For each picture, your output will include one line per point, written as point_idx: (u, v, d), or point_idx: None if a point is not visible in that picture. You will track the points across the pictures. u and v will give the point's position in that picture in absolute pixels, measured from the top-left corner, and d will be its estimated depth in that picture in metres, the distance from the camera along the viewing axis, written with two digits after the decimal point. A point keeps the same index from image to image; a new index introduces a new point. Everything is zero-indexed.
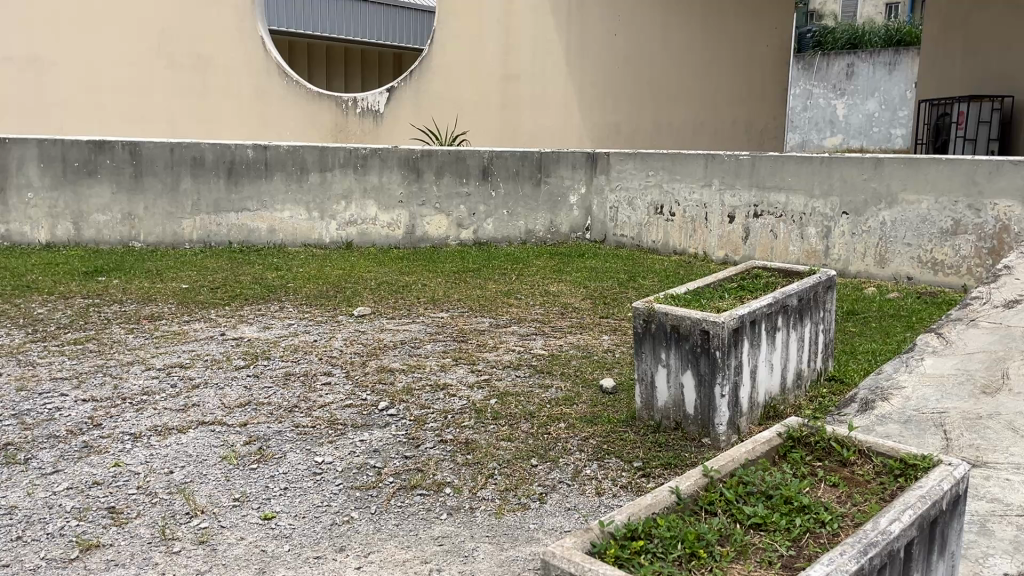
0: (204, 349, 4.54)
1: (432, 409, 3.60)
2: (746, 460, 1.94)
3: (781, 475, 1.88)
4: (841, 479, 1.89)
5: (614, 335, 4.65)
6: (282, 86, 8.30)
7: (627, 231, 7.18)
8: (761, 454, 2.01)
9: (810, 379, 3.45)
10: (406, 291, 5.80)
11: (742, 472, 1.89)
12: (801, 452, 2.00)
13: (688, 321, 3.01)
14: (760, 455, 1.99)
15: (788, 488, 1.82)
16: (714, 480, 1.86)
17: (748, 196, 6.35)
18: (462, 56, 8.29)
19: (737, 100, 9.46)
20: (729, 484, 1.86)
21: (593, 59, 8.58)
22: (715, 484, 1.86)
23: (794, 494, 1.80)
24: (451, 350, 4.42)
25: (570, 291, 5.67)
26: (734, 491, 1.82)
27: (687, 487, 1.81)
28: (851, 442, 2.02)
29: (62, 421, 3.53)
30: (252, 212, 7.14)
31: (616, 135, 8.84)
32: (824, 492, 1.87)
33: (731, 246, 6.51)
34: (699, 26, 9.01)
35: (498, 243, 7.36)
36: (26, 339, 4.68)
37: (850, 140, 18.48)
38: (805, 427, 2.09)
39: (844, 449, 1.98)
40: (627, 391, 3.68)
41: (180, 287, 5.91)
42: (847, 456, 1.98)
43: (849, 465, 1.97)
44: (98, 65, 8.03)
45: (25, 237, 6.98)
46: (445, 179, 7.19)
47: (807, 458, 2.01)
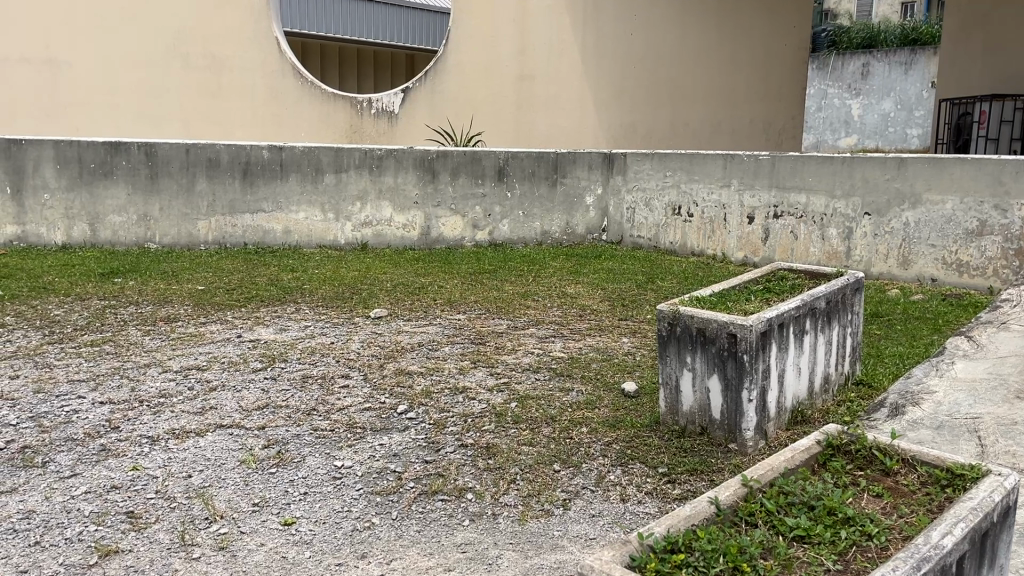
0: (221, 351, 4.51)
1: (452, 413, 3.56)
2: (786, 470, 1.91)
3: (823, 486, 1.83)
4: (885, 489, 1.84)
5: (633, 337, 4.60)
6: (297, 86, 8.29)
7: (644, 232, 7.11)
8: (801, 462, 1.96)
9: (837, 383, 3.38)
10: (423, 292, 5.76)
11: (782, 482, 1.85)
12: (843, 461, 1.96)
13: (714, 323, 2.96)
14: (800, 464, 1.95)
15: (831, 499, 1.78)
16: (754, 489, 1.82)
17: (768, 196, 6.27)
18: (477, 57, 8.25)
19: (755, 99, 9.40)
20: (769, 494, 1.82)
21: (609, 59, 8.50)
22: (755, 495, 1.82)
23: (837, 505, 1.75)
24: (469, 352, 4.38)
25: (588, 293, 5.61)
26: (774, 502, 1.77)
27: (727, 497, 1.78)
28: (894, 451, 1.98)
29: (81, 423, 3.51)
30: (268, 213, 7.12)
31: (633, 136, 8.76)
32: (868, 502, 1.82)
33: (750, 247, 6.44)
34: (715, 25, 8.95)
35: (514, 244, 7.31)
36: (43, 341, 4.68)
37: (865, 140, 18.34)
38: (845, 435, 2.06)
39: (888, 458, 1.94)
40: (650, 395, 3.62)
41: (196, 288, 5.90)
42: (891, 465, 1.94)
43: (892, 474, 1.92)
44: (114, 67, 8.03)
45: (41, 238, 6.98)
46: (460, 179, 7.14)
47: (847, 467, 1.97)
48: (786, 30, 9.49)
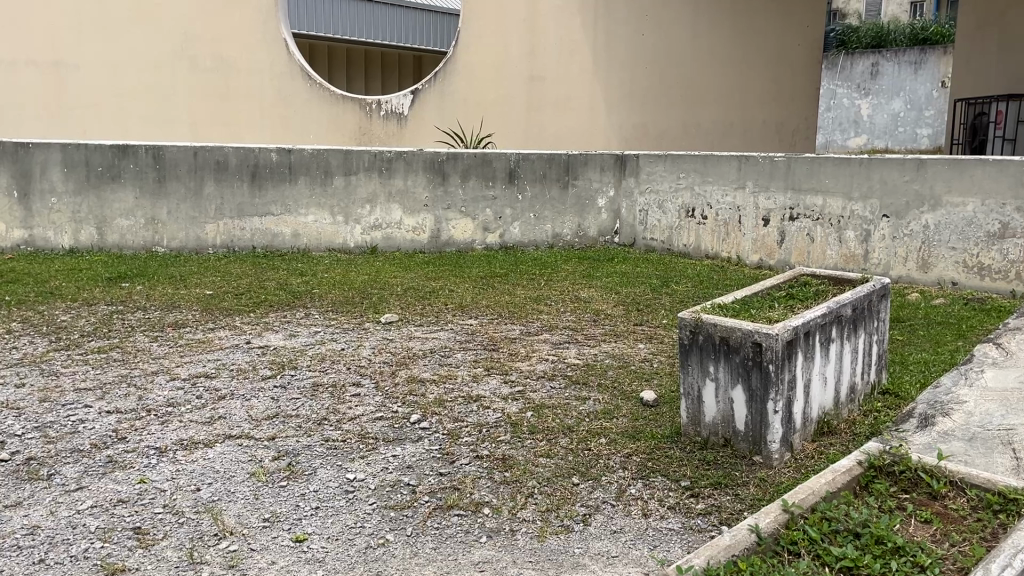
0: (229, 358, 4.43)
1: (466, 423, 3.46)
2: (830, 494, 2.13)
3: (868, 513, 2.04)
4: (934, 515, 2.07)
5: (649, 343, 4.50)
6: (305, 88, 8.23)
7: (657, 234, 7.01)
8: (846, 486, 2.20)
9: (863, 393, 3.28)
10: (434, 297, 5.68)
11: (826, 509, 2.06)
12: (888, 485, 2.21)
13: (739, 332, 2.86)
14: (845, 488, 2.19)
15: (878, 526, 1.98)
16: (797, 514, 2.04)
17: (784, 198, 6.17)
18: (486, 57, 8.17)
19: (767, 100, 9.31)
20: (812, 521, 2.02)
21: (620, 59, 8.40)
22: (798, 521, 2.03)
23: (885, 533, 1.95)
24: (482, 359, 4.28)
25: (602, 297, 5.52)
26: (819, 530, 1.97)
27: (769, 527, 1.97)
28: (941, 474, 2.23)
29: (87, 434, 3.43)
30: (276, 217, 7.05)
31: (644, 136, 8.66)
32: (918, 528, 2.05)
33: (765, 250, 6.33)
34: (727, 23, 8.84)
35: (525, 247, 7.21)
36: (49, 348, 4.60)
37: (875, 140, 18.17)
38: (888, 457, 2.31)
39: (935, 481, 2.19)
40: (669, 404, 3.52)
41: (204, 292, 5.82)
42: (938, 488, 2.19)
43: (940, 497, 2.17)
44: (121, 69, 7.97)
45: (48, 242, 6.93)
46: (470, 182, 7.06)
47: (892, 491, 2.21)
48: (798, 29, 9.41)
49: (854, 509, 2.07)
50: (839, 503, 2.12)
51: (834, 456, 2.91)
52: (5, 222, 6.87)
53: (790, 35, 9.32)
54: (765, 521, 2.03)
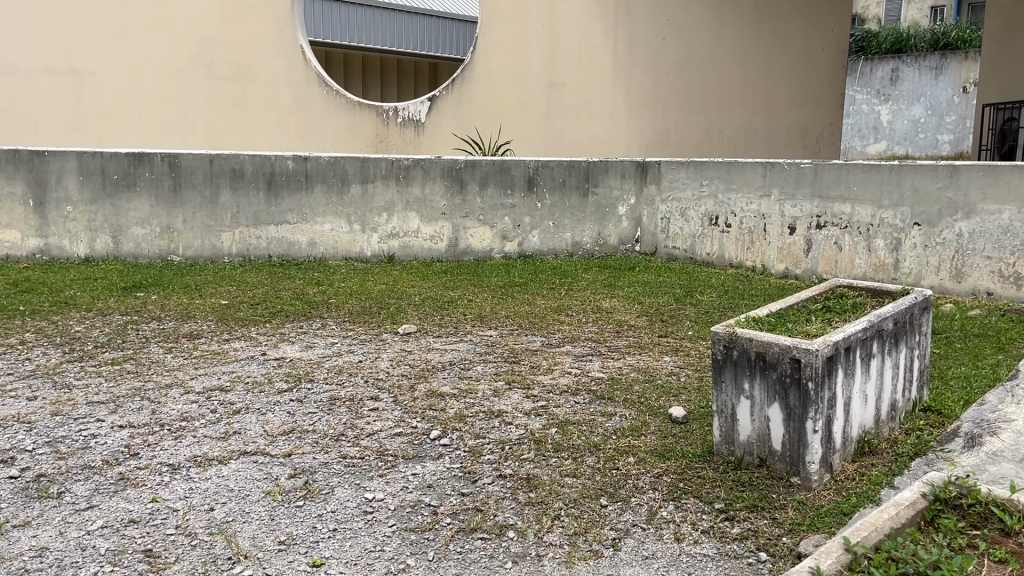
0: (245, 370, 4.33)
1: (488, 439, 3.34)
2: (892, 532, 2.02)
3: (937, 551, 1.92)
4: (1008, 555, 1.97)
5: (676, 357, 4.36)
6: (322, 95, 8.17)
7: (679, 243, 6.87)
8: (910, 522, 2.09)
9: (904, 411, 3.14)
10: (452, 307, 5.56)
11: (891, 547, 1.94)
12: (956, 519, 2.10)
13: (776, 347, 2.73)
14: (909, 525, 2.07)
15: (949, 565, 1.86)
16: (860, 555, 1.92)
17: (810, 206, 6.02)
18: (505, 62, 8.05)
19: (791, 106, 9.15)
20: (877, 561, 1.90)
21: (640, 65, 8.28)
22: (861, 561, 1.91)
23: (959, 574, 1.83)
24: (503, 372, 4.16)
25: (625, 308, 5.38)
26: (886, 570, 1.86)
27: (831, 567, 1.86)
28: (1011, 509, 2.12)
29: (99, 450, 3.34)
30: (293, 225, 6.96)
31: (666, 143, 8.53)
32: (991, 568, 1.94)
33: (791, 259, 6.18)
34: (749, 27, 8.71)
35: (544, 256, 7.09)
36: (63, 359, 4.53)
37: (895, 146, 17.91)
38: (952, 488, 2.20)
39: (1007, 517, 2.08)
40: (700, 421, 3.39)
41: (219, 302, 5.74)
42: (1010, 524, 2.08)
43: (1012, 534, 2.06)
44: (137, 76, 7.94)
45: (64, 251, 6.89)
46: (489, 190, 6.95)
47: (960, 526, 2.10)
48: (821, 34, 9.25)
49: (922, 549, 1.95)
50: (905, 542, 2.00)
51: (877, 478, 2.77)
52: (21, 231, 6.84)
53: (812, 39, 9.17)
54: (827, 561, 1.91)
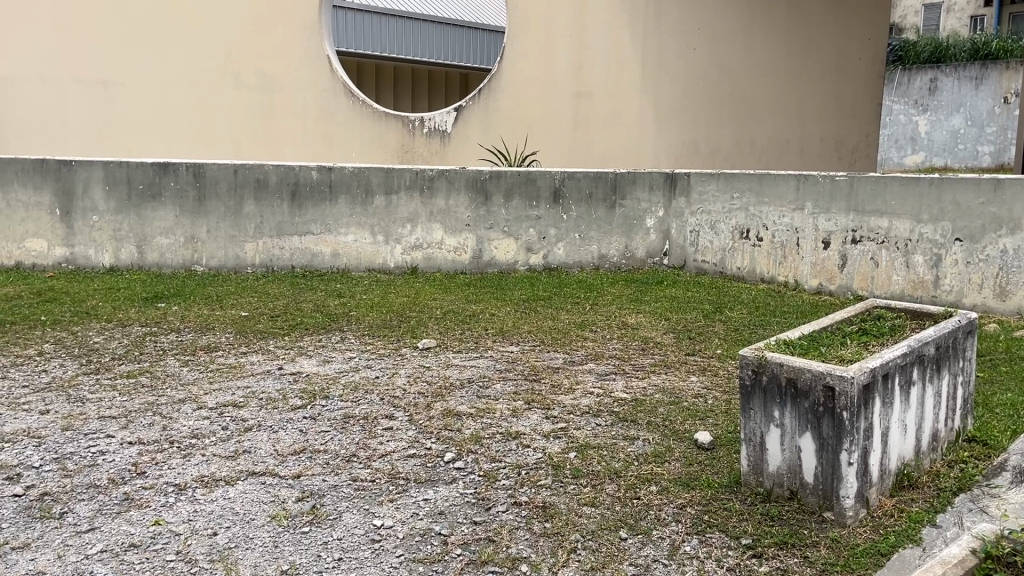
0: (260, 385, 4.24)
1: (504, 463, 3.21)
2: None
3: None
4: None
5: (703, 377, 4.19)
6: (348, 105, 8.11)
7: (709, 257, 6.68)
8: None
9: (946, 441, 2.96)
10: (473, 321, 5.43)
11: None
12: None
13: (808, 373, 2.56)
14: None
15: None
16: None
17: (846, 220, 5.81)
18: (532, 73, 7.92)
19: (825, 116, 8.92)
20: None
21: (670, 75, 8.12)
22: None
23: None
24: (523, 391, 4.02)
25: (651, 324, 5.21)
26: None
27: None
28: None
29: (105, 467, 3.26)
30: (316, 236, 6.90)
31: (696, 155, 8.34)
32: None
33: (825, 275, 5.97)
34: (783, 35, 8.51)
35: (569, 269, 6.92)
36: (79, 372, 4.48)
37: (933, 158, 17.35)
38: None
39: None
40: (727, 448, 3.22)
41: (240, 314, 5.68)
42: None
43: None
44: (164, 87, 8.00)
45: (89, 260, 6.90)
46: (514, 201, 6.82)
47: None
48: (857, 42, 9.01)
49: None
50: None
51: (917, 515, 2.59)
52: (48, 240, 6.88)
53: (847, 48, 8.94)
54: None
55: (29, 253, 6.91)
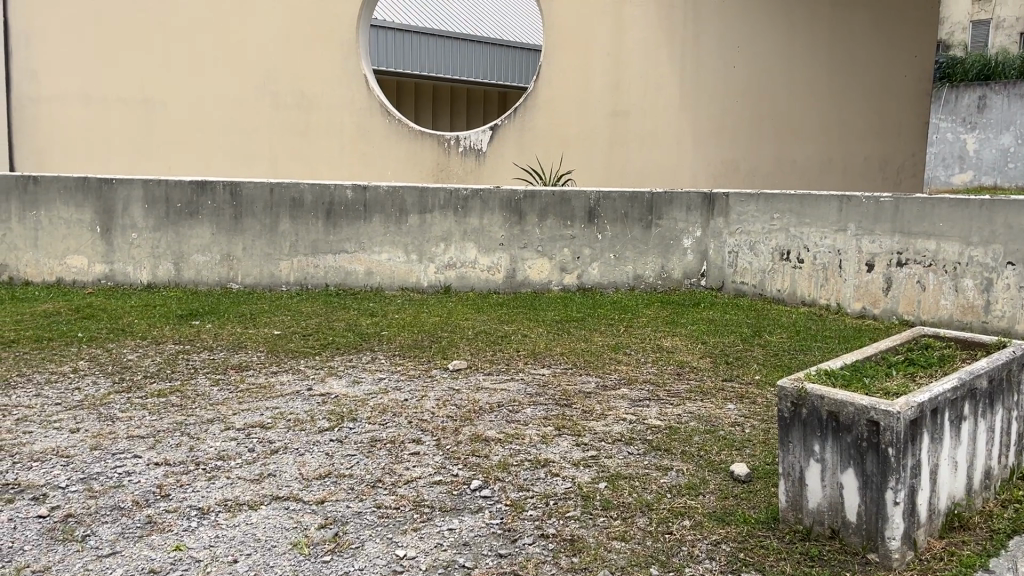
0: (289, 406, 4.21)
1: (532, 492, 3.11)
2: None
3: None
4: None
5: (740, 405, 4.05)
6: (384, 123, 8.11)
7: (748, 278, 6.50)
8: None
9: (999, 478, 2.81)
10: (505, 342, 5.36)
11: None
12: None
13: (851, 407, 2.43)
14: None
15: None
16: None
17: (891, 242, 5.63)
18: (569, 91, 7.90)
19: (882, 134, 8.27)
20: None
21: (708, 92, 7.85)
22: None
23: None
24: (553, 417, 3.92)
25: (687, 348, 5.08)
26: None
27: None
28: None
29: (130, 489, 3.24)
30: (350, 254, 6.89)
31: (735, 174, 7.99)
32: None
33: (869, 298, 5.78)
34: (834, 49, 8.04)
35: (604, 289, 6.78)
36: (111, 390, 4.49)
37: (981, 177, 16.39)
38: None
39: None
40: (764, 481, 3.09)
41: (272, 332, 5.68)
42: None
43: None
44: (205, 107, 8.35)
45: (127, 277, 7.02)
46: (548, 221, 6.73)
47: None
48: (918, 55, 8.31)
49: None
50: None
51: (968, 559, 2.44)
52: (88, 257, 7.04)
53: (906, 61, 8.27)
54: None
55: (70, 270, 7.07)
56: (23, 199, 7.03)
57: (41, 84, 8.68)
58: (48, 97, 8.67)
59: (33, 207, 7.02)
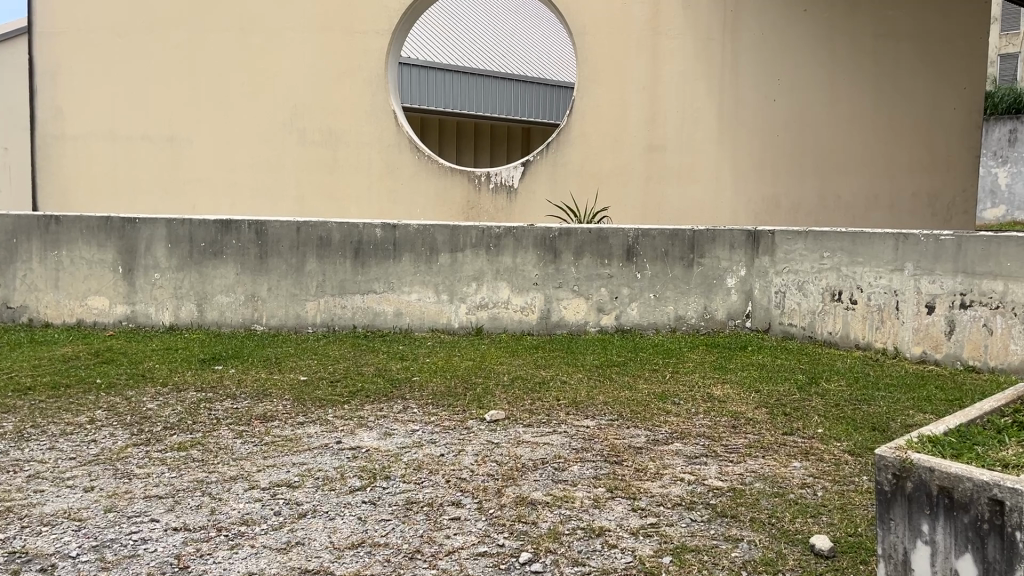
0: (317, 462, 3.93)
1: (588, 568, 2.79)
2: None
3: None
4: None
5: (806, 463, 3.70)
6: (414, 160, 7.92)
7: (796, 320, 6.16)
8: None
9: None
10: (544, 389, 5.05)
11: None
12: None
13: (968, 483, 2.10)
14: None
15: None
16: None
17: (953, 282, 5.30)
18: (603, 127, 7.73)
19: (941, 167, 7.66)
20: None
21: (748, 127, 7.56)
22: None
23: None
24: (603, 476, 3.60)
25: (739, 397, 4.75)
26: None
27: None
28: None
29: (146, 559, 2.96)
30: (379, 295, 6.64)
31: (778, 211, 7.63)
32: None
33: (930, 342, 5.44)
34: (887, 79, 7.54)
35: (644, 330, 6.47)
36: (129, 443, 4.23)
37: (1014, 212, 16.50)
38: None
39: None
40: (851, 557, 2.76)
41: (299, 379, 5.41)
42: None
43: None
44: (231, 143, 8.22)
45: (150, 318, 6.83)
46: (584, 259, 6.46)
47: None
48: (975, 82, 7.61)
49: None
50: None
51: None
52: (109, 298, 6.86)
53: (962, 89, 7.59)
54: None
55: (91, 311, 6.90)
56: (45, 239, 6.88)
57: (65, 122, 8.58)
58: (73, 136, 8.57)
59: (54, 247, 6.88)
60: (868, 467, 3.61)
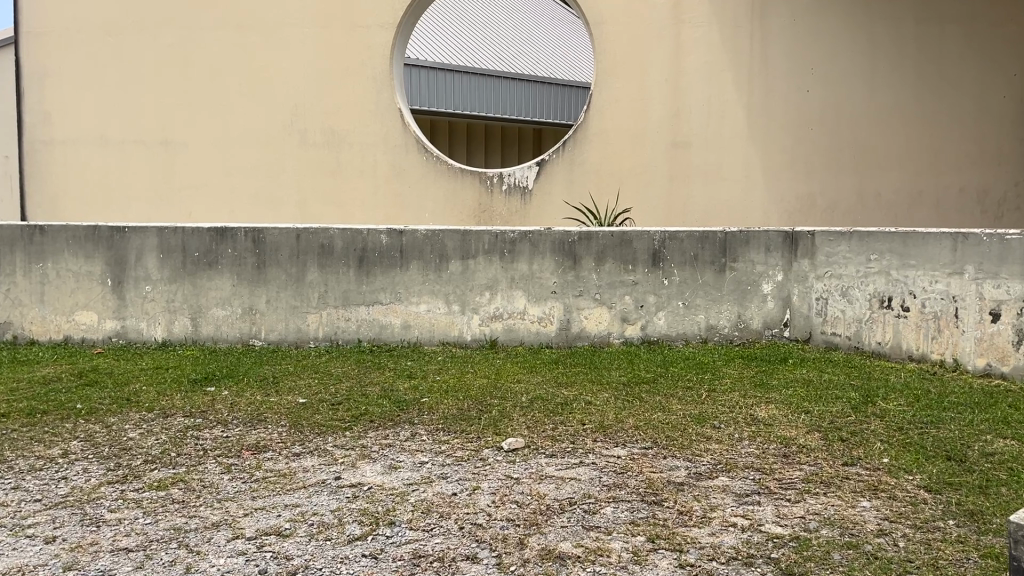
0: (313, 503, 3.44)
1: None
2: None
3: None
4: None
5: (877, 503, 3.18)
6: (421, 161, 7.45)
7: (840, 328, 5.63)
8: None
9: None
10: (567, 412, 4.54)
11: None
12: None
13: None
14: None
15: None
16: None
17: (1021, 286, 4.75)
18: (624, 122, 7.24)
19: (994, 160, 6.93)
20: None
21: (779, 120, 7.05)
22: None
23: None
24: (641, 522, 3.10)
25: (787, 419, 4.24)
26: None
27: None
28: None
29: None
30: (385, 306, 6.17)
31: (813, 210, 7.08)
32: None
33: (995, 354, 4.90)
34: (931, 67, 6.93)
35: (672, 342, 5.96)
36: (102, 481, 3.76)
37: None
38: None
39: None
40: None
41: (297, 401, 4.92)
42: None
43: None
44: (229, 146, 7.78)
45: (141, 334, 6.38)
46: (606, 265, 5.96)
47: None
48: None
49: None
50: None
51: None
52: (98, 312, 6.42)
53: (1013, 75, 6.88)
54: None
55: (78, 327, 6.46)
56: (29, 251, 6.45)
57: (54, 126, 8.16)
58: (63, 141, 8.15)
59: (38, 259, 6.44)
60: (952, 508, 3.09)
